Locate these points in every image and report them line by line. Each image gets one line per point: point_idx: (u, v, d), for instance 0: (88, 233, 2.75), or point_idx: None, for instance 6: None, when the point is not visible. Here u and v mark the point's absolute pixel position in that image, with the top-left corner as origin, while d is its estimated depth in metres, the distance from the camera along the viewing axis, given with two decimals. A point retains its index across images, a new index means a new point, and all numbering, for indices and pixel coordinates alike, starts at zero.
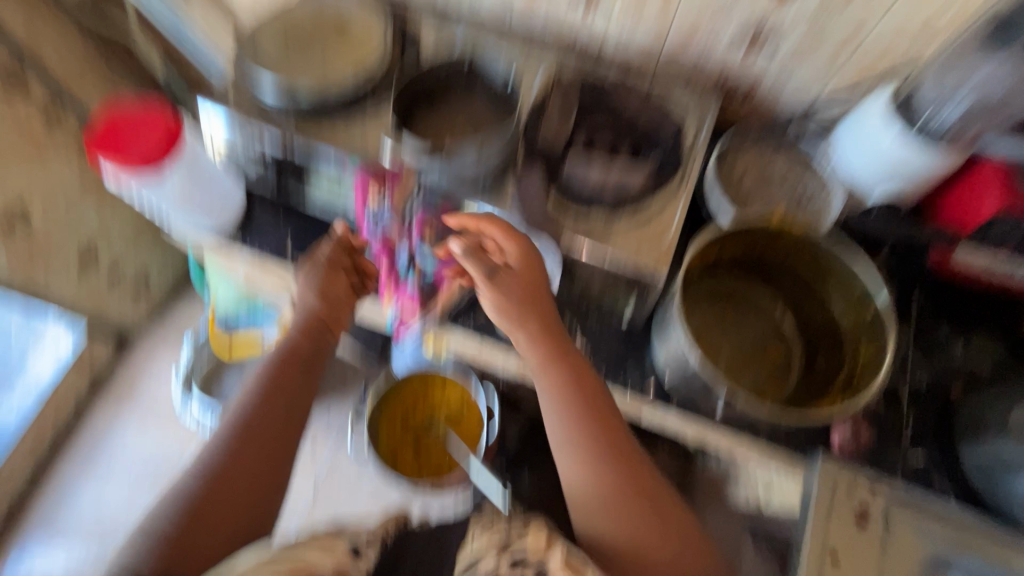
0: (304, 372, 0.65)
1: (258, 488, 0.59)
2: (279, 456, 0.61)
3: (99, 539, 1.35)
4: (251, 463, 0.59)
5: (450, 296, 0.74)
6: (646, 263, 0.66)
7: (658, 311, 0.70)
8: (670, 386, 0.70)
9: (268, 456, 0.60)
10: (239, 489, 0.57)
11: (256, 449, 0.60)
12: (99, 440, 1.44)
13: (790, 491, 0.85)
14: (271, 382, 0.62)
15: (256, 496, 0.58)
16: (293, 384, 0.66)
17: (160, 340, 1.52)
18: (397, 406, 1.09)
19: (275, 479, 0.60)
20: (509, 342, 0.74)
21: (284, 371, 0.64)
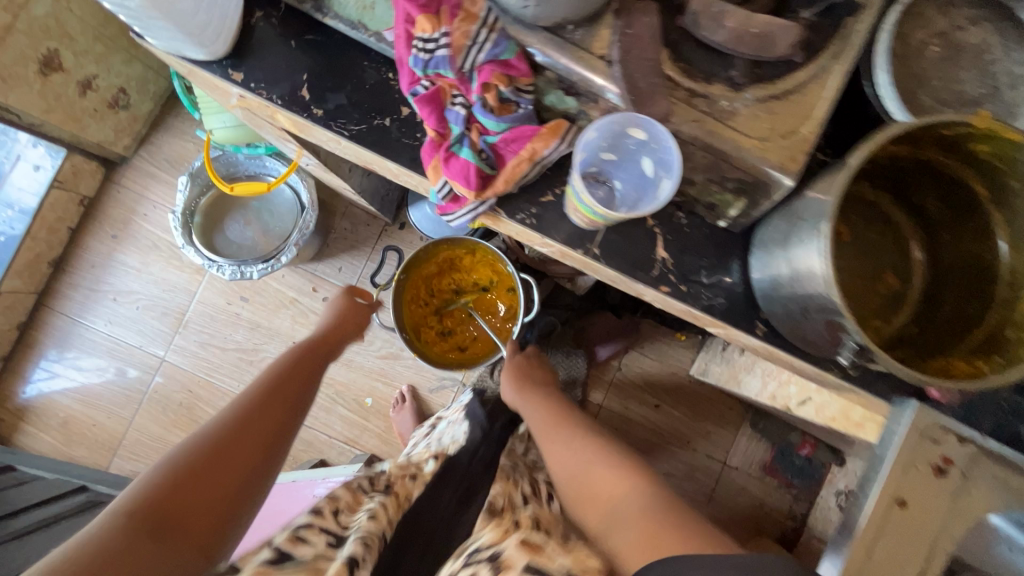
0: (308, 372, 0.73)
1: (259, 450, 0.59)
2: (279, 433, 0.63)
3: (118, 364, 1.38)
4: (257, 433, 0.61)
5: (518, 176, 0.55)
6: (772, 160, 0.51)
7: (768, 222, 0.55)
8: (767, 314, 0.58)
9: (269, 428, 0.62)
10: (238, 457, 0.57)
11: (266, 411, 0.63)
12: (100, 268, 1.40)
13: (832, 405, 0.82)
14: (286, 367, 0.71)
15: (256, 456, 0.58)
16: (296, 374, 0.70)
17: (150, 165, 1.40)
18: (423, 276, 1.00)
19: (273, 447, 0.61)
20: (576, 241, 0.59)
21: (296, 365, 0.72)
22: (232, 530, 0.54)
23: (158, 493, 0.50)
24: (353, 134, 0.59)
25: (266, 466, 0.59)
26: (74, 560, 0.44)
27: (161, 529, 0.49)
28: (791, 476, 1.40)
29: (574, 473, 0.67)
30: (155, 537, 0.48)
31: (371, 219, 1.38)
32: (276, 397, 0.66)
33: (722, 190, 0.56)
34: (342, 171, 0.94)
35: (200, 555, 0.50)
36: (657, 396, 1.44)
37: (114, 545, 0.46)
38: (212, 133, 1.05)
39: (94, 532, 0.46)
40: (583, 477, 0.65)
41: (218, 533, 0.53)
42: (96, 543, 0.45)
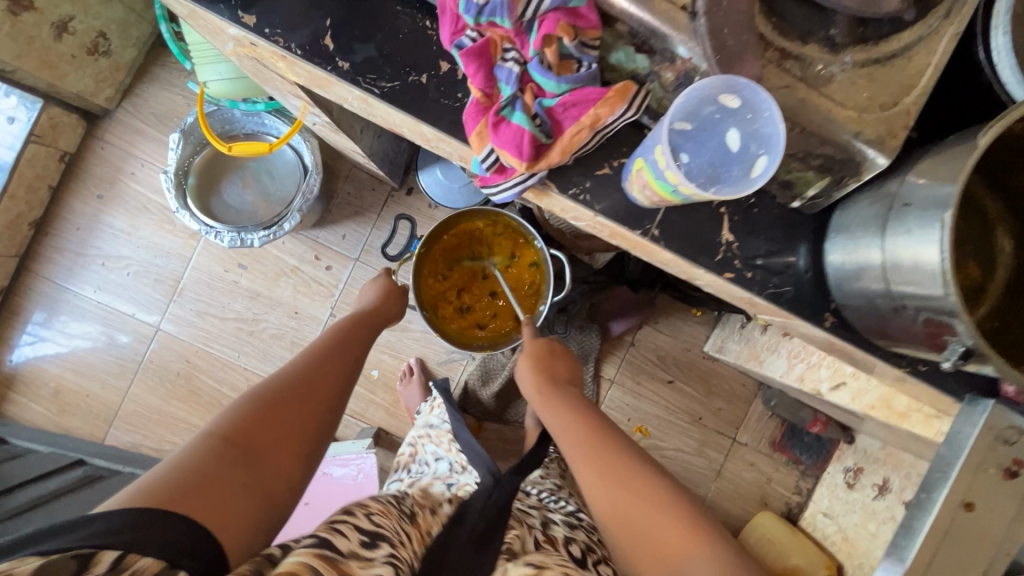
0: (357, 344, 0.73)
1: (317, 412, 0.60)
2: (339, 390, 0.65)
3: (110, 331, 1.31)
4: (323, 383, 0.63)
5: (575, 147, 0.49)
6: (869, 135, 0.46)
7: (851, 204, 0.50)
8: (838, 304, 0.53)
9: (331, 382, 0.64)
10: (299, 413, 0.58)
11: (322, 374, 0.64)
12: (87, 229, 1.30)
13: (872, 391, 0.79)
14: (336, 337, 0.71)
15: (316, 417, 0.60)
16: (350, 338, 0.72)
17: (136, 118, 1.29)
18: (442, 249, 0.95)
19: (329, 414, 0.62)
20: (632, 220, 0.54)
21: (344, 335, 0.72)
22: (304, 467, 0.57)
23: (242, 424, 0.53)
24: (385, 92, 0.52)
25: (331, 414, 0.62)
26: (179, 474, 0.46)
27: (248, 456, 0.51)
28: (801, 453, 1.30)
29: (624, 511, 0.56)
30: (244, 461, 0.51)
31: (376, 182, 1.30)
32: (334, 360, 0.67)
33: (804, 167, 0.50)
34: (353, 133, 0.86)
35: (281, 484, 0.53)
36: (670, 372, 1.34)
37: (211, 463, 0.48)
38: (206, 86, 0.95)
39: (191, 451, 0.48)
40: (636, 519, 0.55)
41: (293, 468, 0.55)
42: (194, 460, 0.48)
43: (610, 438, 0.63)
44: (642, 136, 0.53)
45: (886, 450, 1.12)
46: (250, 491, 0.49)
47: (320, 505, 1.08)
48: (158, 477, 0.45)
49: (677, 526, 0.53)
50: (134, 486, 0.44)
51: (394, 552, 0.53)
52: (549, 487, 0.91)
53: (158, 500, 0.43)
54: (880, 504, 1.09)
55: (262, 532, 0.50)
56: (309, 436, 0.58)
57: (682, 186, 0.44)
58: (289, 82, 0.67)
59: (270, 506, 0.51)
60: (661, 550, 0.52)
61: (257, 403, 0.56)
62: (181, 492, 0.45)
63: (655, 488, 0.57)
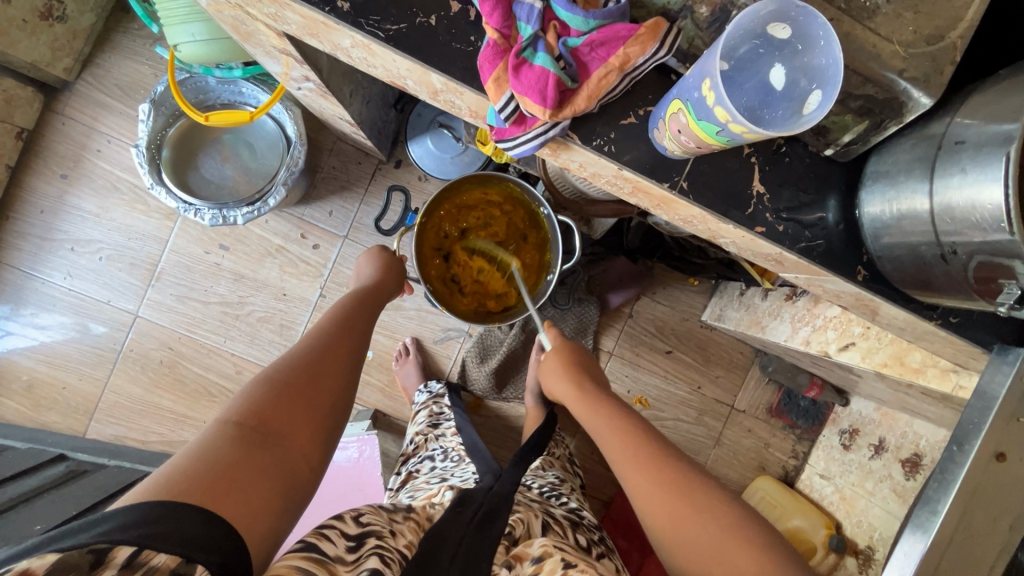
0: (366, 319, 0.70)
1: (330, 391, 0.59)
2: (349, 367, 0.63)
3: (86, 321, 1.23)
4: (332, 361, 0.61)
5: (603, 92, 0.45)
6: (914, 74, 0.43)
7: (888, 149, 0.48)
8: (874, 254, 0.51)
9: (342, 360, 0.62)
10: (312, 394, 0.57)
11: (332, 351, 0.62)
12: (52, 213, 1.22)
13: (882, 351, 0.78)
14: (342, 313, 0.68)
15: (330, 398, 0.58)
16: (357, 314, 0.70)
17: (97, 90, 1.20)
18: (456, 202, 0.92)
19: (342, 392, 0.60)
20: (658, 173, 0.51)
21: (351, 311, 0.69)
22: (323, 446, 0.56)
23: (255, 410, 0.52)
24: (391, 36, 0.47)
25: (344, 390, 0.61)
26: (197, 463, 0.45)
27: (265, 440, 0.50)
28: (798, 418, 1.29)
29: (690, 536, 0.56)
30: (261, 446, 0.49)
31: (363, 154, 1.24)
32: (343, 339, 0.65)
33: (842, 110, 0.46)
34: (343, 96, 0.81)
35: (301, 465, 0.52)
36: (668, 342, 1.30)
37: (227, 451, 0.47)
38: (177, 50, 0.88)
39: (205, 440, 0.48)
40: (691, 507, 0.58)
41: (311, 448, 0.54)
42: (209, 449, 0.47)
43: (674, 463, 0.63)
44: (669, 81, 0.49)
45: (881, 410, 1.14)
46: (270, 475, 0.48)
47: (324, 493, 1.04)
48: (175, 468, 0.44)
49: (753, 559, 0.52)
50: (152, 478, 0.44)
51: (383, 542, 0.55)
52: (550, 481, 0.90)
53: (178, 491, 0.42)
54: (876, 463, 1.12)
55: (287, 514, 0.49)
56: (324, 416, 0.57)
57: (732, 124, 0.39)
58: (274, 35, 0.61)
59: (291, 488, 0.50)
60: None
61: (268, 388, 0.54)
62: (200, 481, 0.44)
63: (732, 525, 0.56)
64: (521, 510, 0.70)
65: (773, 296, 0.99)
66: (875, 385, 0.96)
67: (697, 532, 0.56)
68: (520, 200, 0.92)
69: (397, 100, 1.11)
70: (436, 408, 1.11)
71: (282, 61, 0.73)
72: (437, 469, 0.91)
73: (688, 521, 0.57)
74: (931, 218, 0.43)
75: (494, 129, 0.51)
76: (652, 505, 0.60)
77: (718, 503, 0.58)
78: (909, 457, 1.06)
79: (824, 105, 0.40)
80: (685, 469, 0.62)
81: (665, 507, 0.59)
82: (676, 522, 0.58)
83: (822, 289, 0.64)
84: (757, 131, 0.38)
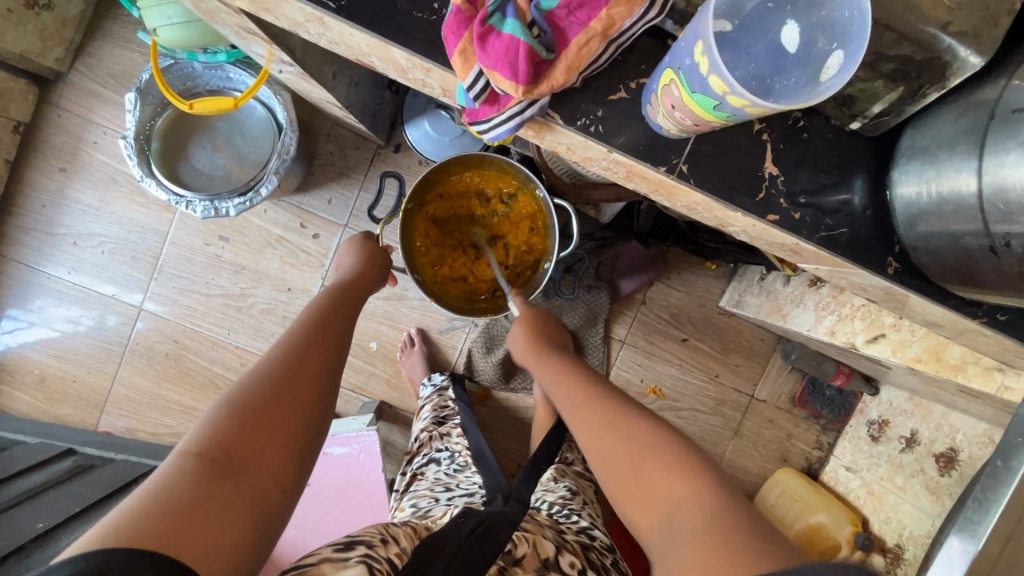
0: (344, 321, 0.63)
1: (305, 403, 0.51)
2: (328, 375, 0.55)
3: (92, 315, 1.23)
4: (308, 370, 0.53)
5: (586, 59, 0.39)
6: (961, 27, 0.36)
7: (925, 122, 0.41)
8: (908, 244, 0.44)
9: (318, 366, 0.55)
10: (284, 408, 0.49)
11: (305, 355, 0.54)
12: (54, 207, 1.21)
13: (917, 344, 0.70)
14: (317, 316, 0.61)
15: (306, 410, 0.51)
16: (334, 315, 0.63)
17: (89, 80, 1.17)
18: (428, 257, 0.87)
19: (319, 403, 0.52)
20: (651, 156, 0.44)
21: (327, 312, 0.62)
22: (298, 464, 0.48)
23: (218, 437, 0.44)
24: (344, 6, 0.42)
25: (324, 401, 0.53)
26: (151, 506, 0.38)
27: (233, 468, 0.43)
28: (822, 408, 1.20)
29: (615, 456, 0.55)
30: (228, 475, 0.43)
31: (360, 137, 1.19)
32: (320, 341, 0.57)
33: (871, 75, 0.40)
34: (325, 77, 0.75)
35: (271, 490, 0.45)
36: (684, 330, 1.23)
37: (188, 488, 0.40)
38: (156, 35, 0.83)
39: (160, 478, 0.40)
40: (629, 461, 0.53)
41: (284, 469, 0.47)
42: (167, 486, 0.40)
43: (606, 398, 0.62)
44: (664, 46, 0.43)
45: (914, 401, 1.03)
46: (238, 509, 0.41)
47: (328, 489, 1.03)
48: (127, 511, 0.38)
49: (664, 472, 0.50)
50: (100, 526, 0.37)
51: (372, 551, 0.50)
52: (560, 496, 0.84)
53: (128, 539, 0.36)
54: (908, 458, 1.00)
55: (260, 547, 0.42)
56: (299, 431, 0.49)
57: (732, 96, 0.33)
58: (232, 10, 0.56)
59: (263, 519, 0.43)
60: (652, 493, 0.50)
61: (233, 410, 0.47)
62: (156, 526, 0.37)
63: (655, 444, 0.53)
64: (528, 529, 0.65)
65: (795, 283, 0.92)
66: (907, 377, 0.87)
67: (619, 457, 0.54)
68: (519, 180, 0.85)
69: (391, 81, 1.05)
70: (440, 402, 1.07)
71: (259, 46, 0.68)
72: (439, 476, 0.87)
73: (612, 450, 0.56)
74: (977, 205, 0.36)
75: (467, 110, 0.46)
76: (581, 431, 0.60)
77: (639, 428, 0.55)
78: (944, 452, 0.94)
79: (846, 67, 0.33)
80: (618, 405, 0.59)
81: (594, 443, 0.58)
82: (604, 451, 0.56)
83: (848, 280, 0.57)
84: (760, 103, 0.32)
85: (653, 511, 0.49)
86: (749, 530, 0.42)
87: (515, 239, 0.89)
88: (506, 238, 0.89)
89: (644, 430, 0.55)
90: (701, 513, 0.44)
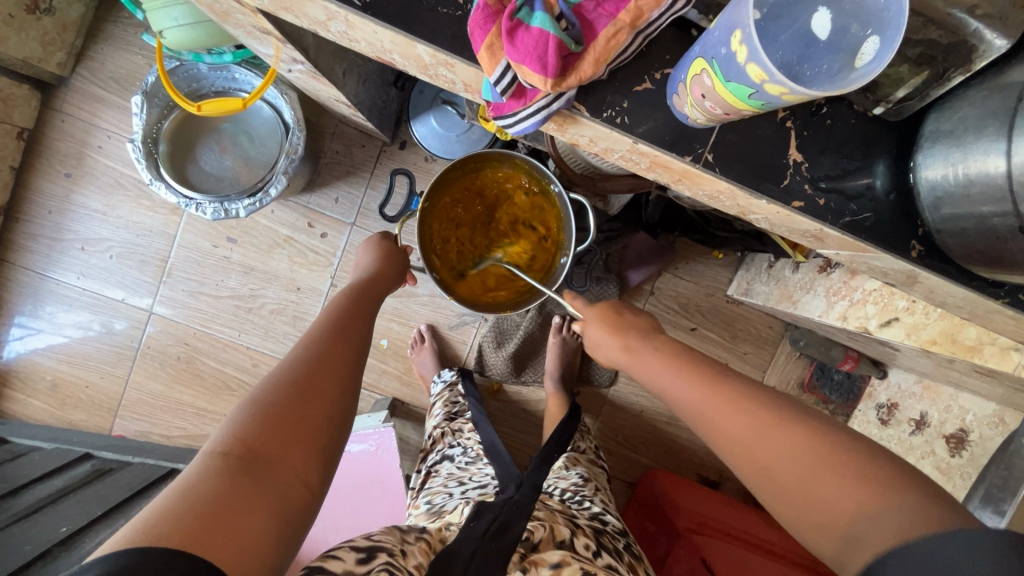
0: (364, 321, 0.63)
1: (327, 402, 0.51)
2: (350, 375, 0.55)
3: (102, 319, 1.23)
4: (329, 369, 0.53)
5: (615, 51, 0.39)
6: (987, 10, 0.36)
7: (950, 105, 0.41)
8: (932, 228, 0.44)
9: (338, 364, 0.55)
10: (306, 407, 0.49)
11: (326, 356, 0.54)
12: (60, 212, 1.21)
13: (932, 326, 0.71)
14: (338, 317, 0.61)
15: (328, 411, 0.51)
16: (352, 313, 0.63)
17: (92, 83, 1.17)
18: (451, 268, 0.88)
19: (340, 404, 0.52)
20: (676, 147, 0.44)
21: (349, 313, 0.62)
22: (323, 463, 0.49)
23: (244, 436, 0.45)
24: (369, 4, 0.42)
25: (345, 401, 0.53)
26: (178, 504, 0.39)
27: (257, 467, 0.44)
28: (831, 393, 1.20)
29: (773, 461, 0.43)
30: (254, 474, 0.43)
31: (365, 135, 1.18)
32: (340, 340, 0.57)
33: (896, 60, 0.40)
34: (335, 75, 0.75)
35: (296, 489, 0.45)
36: (693, 319, 1.23)
37: (214, 486, 0.41)
38: (163, 36, 0.83)
39: (188, 477, 0.41)
40: (791, 468, 0.42)
41: (310, 468, 0.47)
42: (195, 485, 0.41)
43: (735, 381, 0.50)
44: (689, 37, 0.43)
45: (923, 383, 1.04)
46: (265, 507, 0.42)
47: (346, 486, 1.03)
48: (156, 509, 0.38)
49: (845, 477, 0.40)
50: (132, 523, 0.38)
51: (393, 559, 0.50)
52: (572, 483, 0.85)
53: (158, 536, 0.36)
54: (917, 440, 1.01)
55: (285, 545, 0.43)
56: (322, 430, 0.49)
57: (769, 84, 0.33)
58: (248, 10, 0.56)
59: (289, 517, 0.44)
60: (835, 505, 0.39)
61: (258, 409, 0.47)
62: (183, 524, 0.38)
63: (821, 444, 0.42)
64: (543, 516, 0.66)
65: (805, 269, 0.92)
66: (918, 359, 0.88)
67: (781, 462, 0.43)
68: (529, 175, 0.86)
69: (397, 77, 1.05)
70: (452, 398, 1.07)
71: (271, 45, 0.68)
72: (453, 470, 0.88)
73: (766, 449, 0.44)
74: (1006, 185, 0.36)
75: (491, 104, 0.46)
76: (728, 432, 0.46)
77: (805, 427, 0.43)
78: (955, 433, 0.93)
79: (882, 54, 0.34)
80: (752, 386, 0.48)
81: (746, 443, 0.45)
82: (752, 453, 0.45)
83: (867, 264, 0.57)
84: (798, 90, 0.32)
85: (838, 527, 0.39)
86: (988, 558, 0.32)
87: (526, 235, 0.91)
88: (502, 203, 0.90)
89: (798, 423, 0.44)
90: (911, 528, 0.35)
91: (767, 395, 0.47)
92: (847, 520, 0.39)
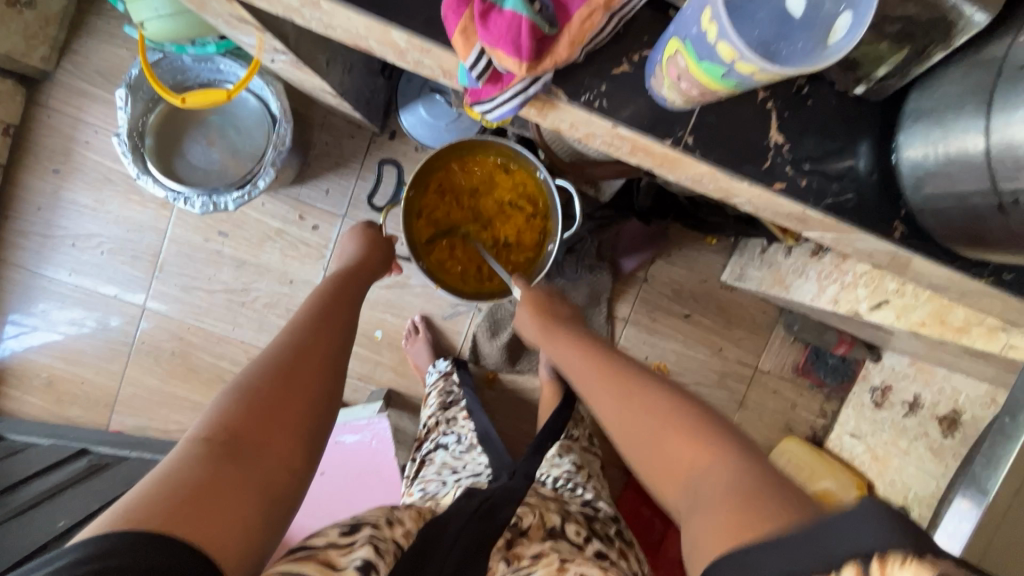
0: (347, 308, 0.63)
1: (311, 388, 0.51)
2: (334, 362, 0.55)
3: (96, 316, 1.23)
4: (314, 355, 0.53)
5: (590, 33, 0.39)
6: None
7: (931, 82, 0.40)
8: (914, 207, 0.44)
9: (322, 351, 0.55)
10: (290, 394, 0.49)
11: (310, 342, 0.54)
12: (49, 209, 1.20)
13: (921, 307, 0.71)
14: (321, 304, 0.61)
15: (312, 397, 0.51)
16: (337, 300, 0.63)
17: (77, 78, 1.15)
18: (438, 260, 0.88)
19: (323, 390, 0.52)
20: (657, 130, 0.44)
21: (332, 301, 0.62)
22: (308, 449, 0.49)
23: (227, 421, 0.45)
24: None
25: (330, 387, 0.53)
26: (160, 489, 0.39)
27: (241, 452, 0.44)
28: (825, 376, 1.20)
29: (638, 429, 0.52)
30: (237, 459, 0.43)
31: (354, 126, 1.18)
32: (325, 327, 0.57)
33: (876, 38, 0.40)
34: (319, 65, 0.75)
35: (280, 474, 0.45)
36: (686, 305, 1.23)
37: (197, 471, 0.41)
38: (144, 28, 0.82)
39: (170, 462, 0.41)
40: (652, 434, 0.50)
41: (294, 453, 0.47)
42: (177, 470, 0.41)
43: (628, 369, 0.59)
44: (666, 18, 0.43)
45: (916, 365, 1.04)
46: (248, 492, 0.42)
47: (342, 477, 1.04)
48: (138, 494, 0.38)
49: (686, 439, 0.47)
50: (114, 508, 0.38)
51: (377, 531, 0.50)
52: (565, 471, 0.86)
53: (140, 520, 0.36)
54: (911, 421, 1.01)
55: (270, 528, 0.43)
56: (306, 416, 0.49)
57: (741, 63, 0.33)
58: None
59: (273, 501, 0.44)
60: (673, 464, 0.47)
61: (242, 395, 0.47)
62: (165, 507, 0.38)
63: (677, 417, 0.50)
64: (534, 503, 0.67)
65: (797, 253, 0.92)
66: (909, 342, 0.88)
67: (643, 431, 0.51)
68: (516, 163, 0.86)
69: (383, 66, 1.04)
70: (446, 387, 1.08)
71: (251, 35, 0.67)
72: (447, 459, 0.88)
73: (635, 420, 0.52)
74: (985, 162, 0.36)
75: (469, 90, 0.45)
76: (608, 409, 0.56)
77: (669, 403, 0.51)
78: (947, 415, 0.94)
79: (856, 31, 0.34)
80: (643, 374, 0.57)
81: (618, 416, 0.54)
82: (624, 422, 0.54)
83: (853, 247, 0.57)
84: (770, 68, 0.32)
85: (677, 480, 0.47)
86: (779, 503, 0.38)
87: (515, 225, 0.89)
88: (489, 188, 0.88)
89: (663, 400, 0.52)
90: (730, 477, 0.42)
91: (648, 381, 0.56)
92: (687, 472, 0.46)
